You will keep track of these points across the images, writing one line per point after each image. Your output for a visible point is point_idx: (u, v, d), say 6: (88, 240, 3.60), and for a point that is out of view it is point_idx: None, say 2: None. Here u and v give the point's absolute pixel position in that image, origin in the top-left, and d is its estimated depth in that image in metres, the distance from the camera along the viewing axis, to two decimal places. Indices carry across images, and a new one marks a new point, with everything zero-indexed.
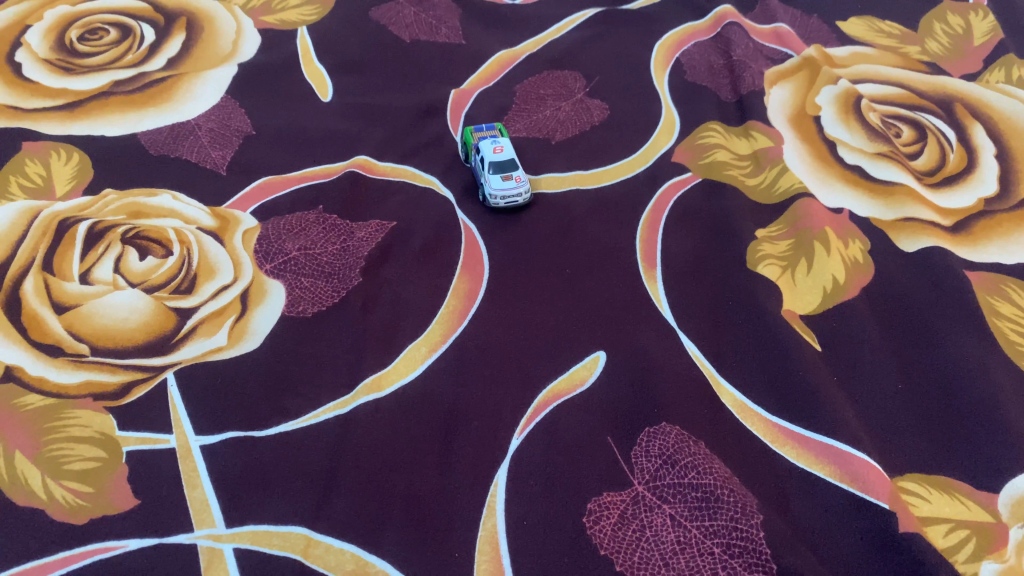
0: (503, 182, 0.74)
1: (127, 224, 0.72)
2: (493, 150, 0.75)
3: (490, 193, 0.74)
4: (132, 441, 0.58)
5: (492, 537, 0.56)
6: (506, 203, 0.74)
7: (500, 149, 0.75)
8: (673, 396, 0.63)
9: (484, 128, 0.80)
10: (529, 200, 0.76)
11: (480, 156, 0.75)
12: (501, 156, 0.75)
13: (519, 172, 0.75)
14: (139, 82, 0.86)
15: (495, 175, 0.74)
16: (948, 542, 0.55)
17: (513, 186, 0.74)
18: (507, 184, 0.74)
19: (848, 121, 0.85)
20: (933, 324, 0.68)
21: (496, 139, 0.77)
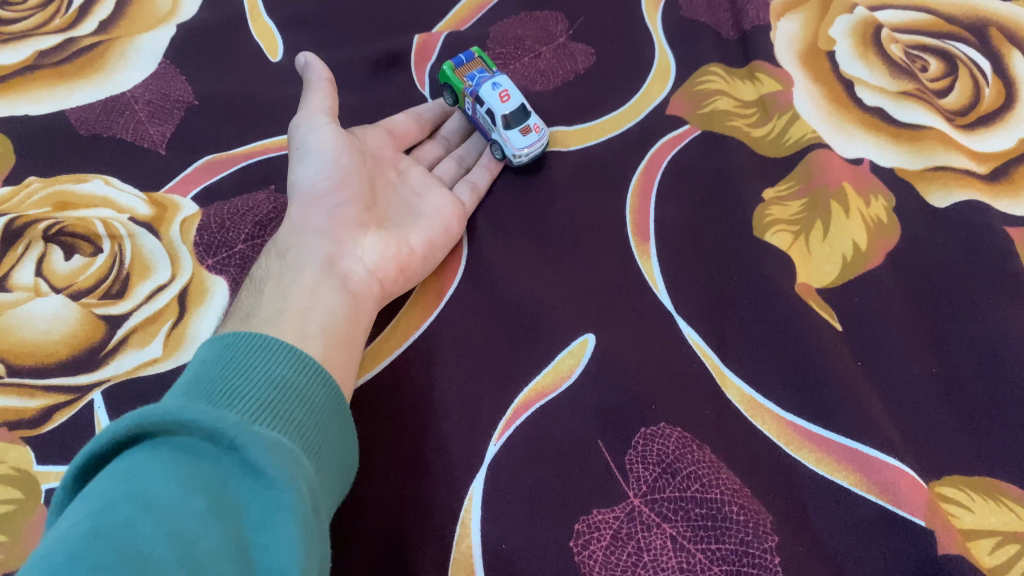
0: (523, 137, 0.65)
1: (51, 217, 0.63)
2: (500, 99, 0.65)
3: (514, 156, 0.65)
4: (54, 477, 0.51)
5: (467, 561, 0.48)
6: (530, 159, 0.67)
7: (506, 96, 0.65)
8: (673, 393, 0.55)
9: (464, 63, 0.69)
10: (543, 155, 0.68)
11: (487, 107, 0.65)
12: (511, 105, 0.65)
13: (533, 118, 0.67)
14: (66, 51, 0.76)
15: (514, 131, 0.65)
16: (995, 560, 0.47)
17: (534, 139, 0.66)
18: (529, 139, 0.65)
19: (867, 56, 0.75)
20: (971, 294, 0.59)
21: (496, 81, 0.66)
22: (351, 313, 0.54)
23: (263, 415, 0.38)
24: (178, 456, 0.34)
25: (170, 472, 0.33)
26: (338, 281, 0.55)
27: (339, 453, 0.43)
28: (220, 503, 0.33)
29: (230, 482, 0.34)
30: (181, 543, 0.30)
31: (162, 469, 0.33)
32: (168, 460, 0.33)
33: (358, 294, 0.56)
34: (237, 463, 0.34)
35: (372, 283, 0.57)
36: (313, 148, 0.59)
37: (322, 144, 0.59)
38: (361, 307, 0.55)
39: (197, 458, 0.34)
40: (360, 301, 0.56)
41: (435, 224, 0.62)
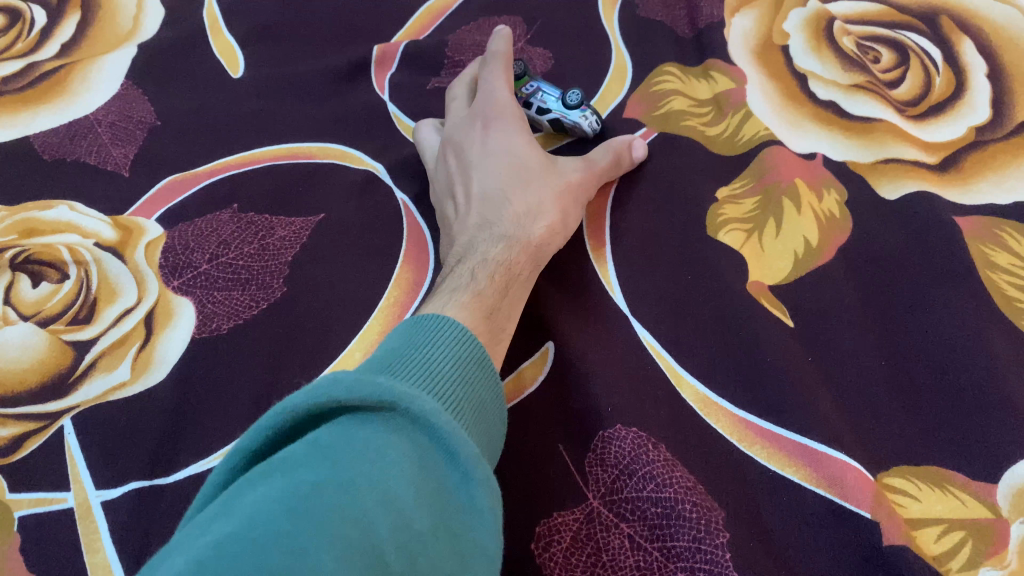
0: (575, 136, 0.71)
1: (18, 245, 0.65)
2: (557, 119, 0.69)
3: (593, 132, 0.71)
4: (26, 504, 0.53)
5: None
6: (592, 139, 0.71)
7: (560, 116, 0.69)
8: (630, 395, 0.56)
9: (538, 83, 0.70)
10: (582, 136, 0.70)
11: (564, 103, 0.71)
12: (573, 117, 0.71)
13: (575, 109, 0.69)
14: (29, 77, 0.77)
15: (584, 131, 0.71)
16: (940, 548, 0.49)
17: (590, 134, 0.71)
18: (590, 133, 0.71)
19: (820, 49, 0.76)
20: (919, 285, 0.60)
21: (539, 102, 0.69)
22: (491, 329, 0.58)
23: (460, 396, 0.40)
24: (404, 438, 0.34)
25: (398, 465, 0.32)
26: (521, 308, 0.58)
27: (496, 443, 0.43)
28: (444, 514, 0.33)
29: (449, 492, 0.34)
30: (398, 546, 0.29)
31: (394, 460, 0.32)
32: (390, 437, 0.33)
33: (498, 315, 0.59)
34: (455, 469, 0.34)
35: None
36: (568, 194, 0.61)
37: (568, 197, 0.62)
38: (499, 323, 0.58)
39: (417, 451, 0.34)
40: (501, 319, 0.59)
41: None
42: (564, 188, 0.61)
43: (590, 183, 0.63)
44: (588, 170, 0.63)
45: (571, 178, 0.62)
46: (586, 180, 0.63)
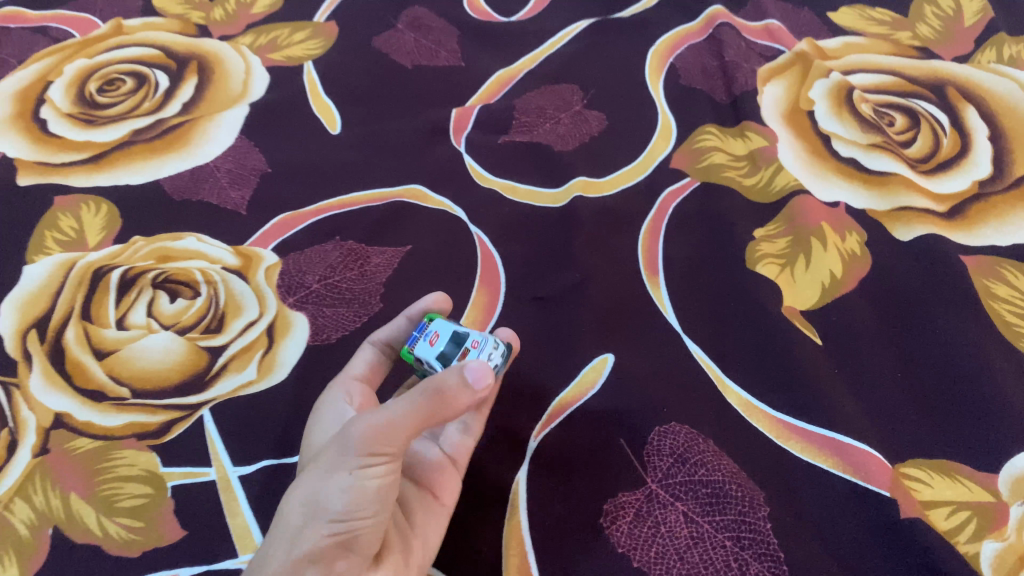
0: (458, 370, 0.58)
1: (157, 268, 0.76)
2: (427, 343, 0.59)
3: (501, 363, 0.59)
4: (177, 475, 0.63)
5: (515, 530, 0.60)
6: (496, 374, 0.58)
7: (436, 337, 0.59)
8: (682, 398, 0.66)
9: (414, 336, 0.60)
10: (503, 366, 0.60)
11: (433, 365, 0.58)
12: (438, 347, 0.58)
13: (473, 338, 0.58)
14: (157, 129, 0.90)
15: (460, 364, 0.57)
16: (950, 523, 0.57)
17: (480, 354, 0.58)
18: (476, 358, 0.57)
19: (842, 114, 0.87)
20: (931, 312, 0.70)
21: (427, 328, 0.60)
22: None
23: None
24: None
25: None
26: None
27: None
28: None
29: None
30: None
31: None
32: None
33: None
34: None
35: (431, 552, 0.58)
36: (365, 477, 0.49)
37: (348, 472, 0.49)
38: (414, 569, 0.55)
39: None
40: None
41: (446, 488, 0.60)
42: (344, 474, 0.49)
43: (390, 439, 0.49)
44: (371, 421, 0.49)
45: (351, 458, 0.49)
46: (411, 421, 0.50)
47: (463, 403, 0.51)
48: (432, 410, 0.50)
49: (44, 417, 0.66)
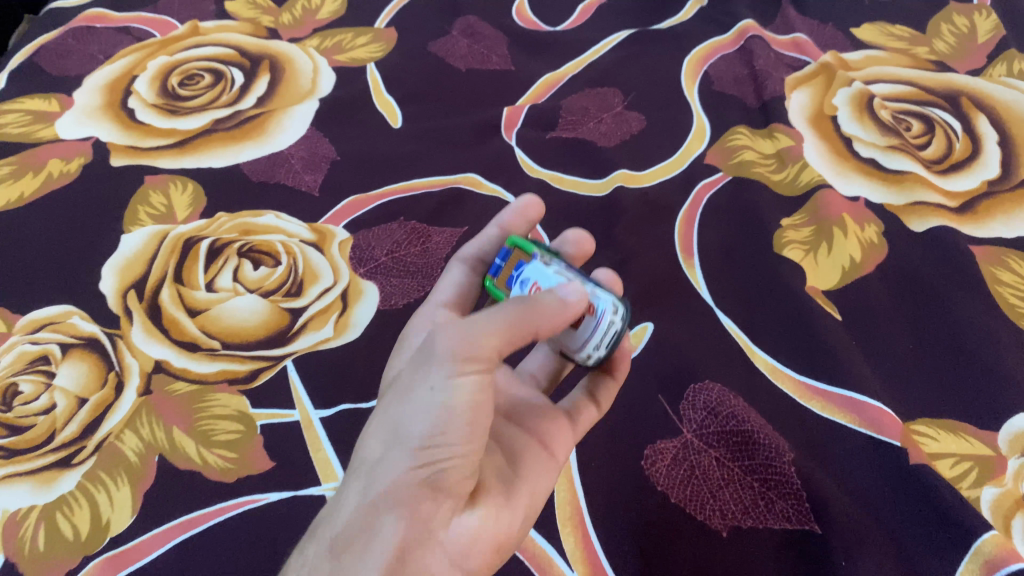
0: (576, 330, 0.57)
1: (241, 240, 0.84)
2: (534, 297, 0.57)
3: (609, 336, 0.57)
4: (265, 416, 0.71)
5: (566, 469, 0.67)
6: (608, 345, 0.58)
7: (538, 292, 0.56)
8: (715, 363, 0.73)
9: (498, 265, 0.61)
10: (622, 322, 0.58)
11: None
12: None
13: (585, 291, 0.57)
14: (235, 120, 0.99)
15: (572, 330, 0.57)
16: (954, 472, 0.64)
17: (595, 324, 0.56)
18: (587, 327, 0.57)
19: (863, 119, 0.95)
20: (941, 293, 0.77)
21: (522, 277, 0.58)
22: (475, 554, 0.52)
23: None
24: None
25: None
26: (490, 525, 0.53)
27: None
28: None
29: None
30: None
31: None
32: None
33: (471, 546, 0.52)
34: None
35: (540, 497, 0.60)
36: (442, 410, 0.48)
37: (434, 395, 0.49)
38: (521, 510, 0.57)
39: None
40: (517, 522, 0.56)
41: (558, 442, 0.63)
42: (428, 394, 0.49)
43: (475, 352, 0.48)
44: (461, 331, 0.48)
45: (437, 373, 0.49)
46: (496, 342, 0.49)
47: (551, 317, 0.51)
48: (524, 323, 0.49)
49: (145, 363, 0.74)
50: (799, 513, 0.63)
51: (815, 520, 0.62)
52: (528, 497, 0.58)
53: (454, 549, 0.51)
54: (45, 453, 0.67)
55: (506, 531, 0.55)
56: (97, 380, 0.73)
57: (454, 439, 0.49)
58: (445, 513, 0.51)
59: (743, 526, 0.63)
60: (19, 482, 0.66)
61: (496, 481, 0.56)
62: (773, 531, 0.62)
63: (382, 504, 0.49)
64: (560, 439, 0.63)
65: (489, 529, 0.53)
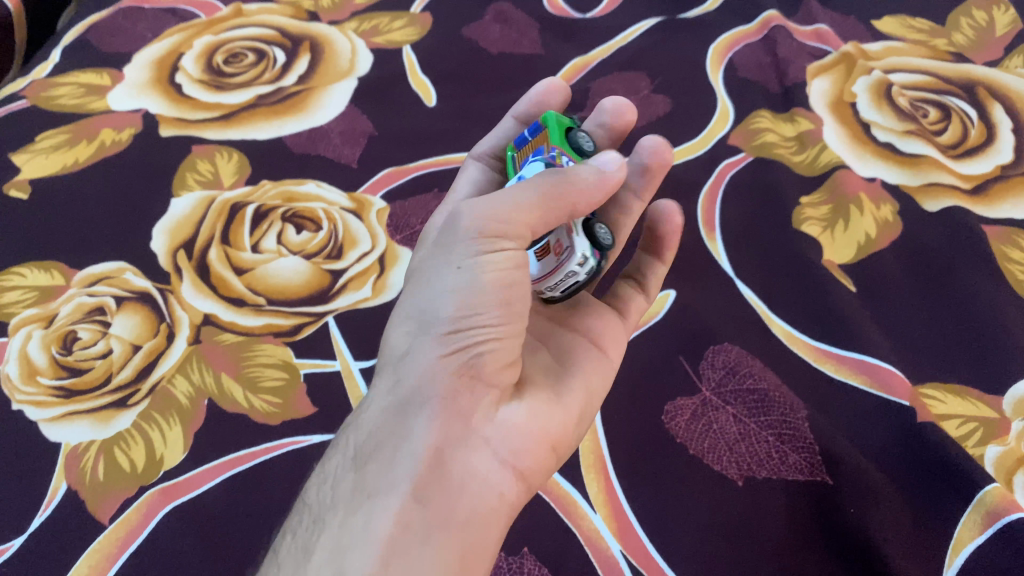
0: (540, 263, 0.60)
1: (284, 206, 0.89)
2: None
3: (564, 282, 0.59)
4: (308, 365, 0.76)
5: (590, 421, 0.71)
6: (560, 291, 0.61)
7: None
8: (734, 329, 0.77)
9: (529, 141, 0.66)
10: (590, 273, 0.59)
11: None
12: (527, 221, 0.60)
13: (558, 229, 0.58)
14: (277, 96, 1.02)
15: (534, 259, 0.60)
16: (960, 431, 0.68)
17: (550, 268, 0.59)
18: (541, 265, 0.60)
19: (881, 105, 0.98)
20: (952, 269, 0.81)
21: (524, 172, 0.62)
22: (522, 449, 0.56)
23: None
24: None
25: None
26: (534, 418, 0.58)
27: None
28: None
29: None
30: None
31: None
32: None
33: (516, 437, 0.56)
34: None
35: (597, 391, 0.65)
36: (477, 298, 0.53)
37: (461, 273, 0.53)
38: (574, 412, 0.62)
39: None
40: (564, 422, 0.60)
41: (604, 335, 0.69)
42: (453, 273, 0.54)
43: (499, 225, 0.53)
44: (484, 206, 0.53)
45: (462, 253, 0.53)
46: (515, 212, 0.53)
47: (586, 191, 0.55)
48: (547, 201, 0.54)
49: (195, 315, 0.78)
50: (811, 465, 0.66)
51: (826, 472, 0.66)
52: (574, 395, 0.62)
53: (501, 440, 0.55)
54: (103, 393, 0.72)
55: (554, 430, 0.59)
56: (150, 329, 0.77)
57: (490, 324, 0.53)
58: (484, 404, 0.55)
59: (758, 477, 0.66)
60: (79, 419, 0.71)
61: (537, 380, 0.61)
62: (786, 483, 0.66)
63: (417, 401, 0.53)
64: (604, 325, 0.69)
65: (536, 420, 0.58)
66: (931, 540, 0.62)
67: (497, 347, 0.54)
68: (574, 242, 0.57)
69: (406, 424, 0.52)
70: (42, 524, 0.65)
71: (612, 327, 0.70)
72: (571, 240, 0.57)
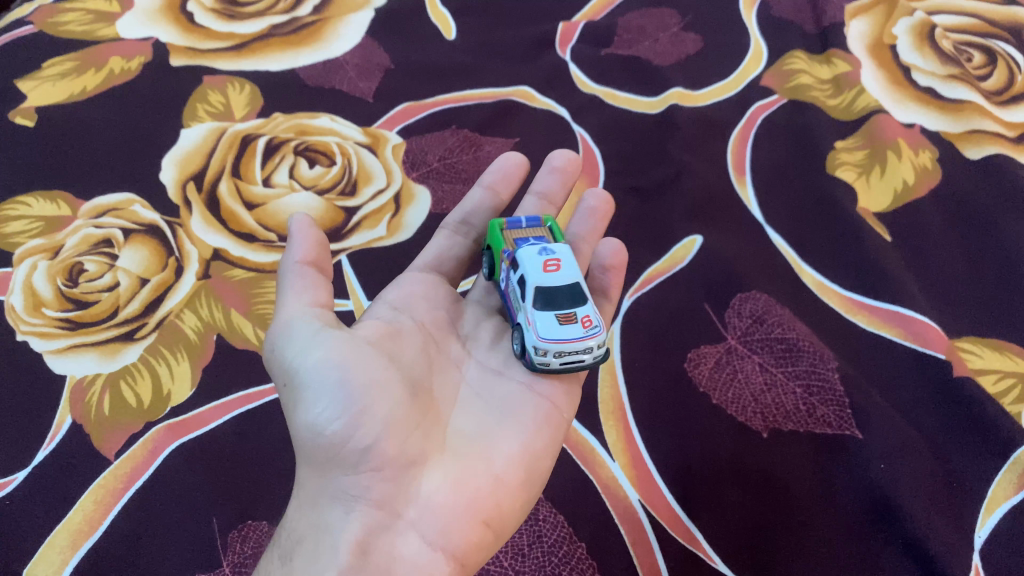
0: (561, 325, 0.55)
1: (297, 140, 0.85)
2: (542, 269, 0.58)
3: (581, 355, 0.54)
4: None
5: (611, 367, 0.68)
6: (560, 363, 0.54)
7: (553, 267, 0.59)
8: (762, 278, 0.74)
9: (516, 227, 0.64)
10: (596, 360, 0.56)
11: (526, 275, 0.57)
12: (553, 281, 0.58)
13: (586, 310, 0.57)
14: (292, 26, 0.98)
15: (552, 317, 0.55)
16: (997, 388, 0.65)
17: (577, 334, 0.55)
18: (567, 330, 0.55)
19: (923, 48, 0.93)
20: (994, 219, 0.77)
21: (547, 250, 0.60)
22: (455, 522, 0.47)
23: None
24: None
25: None
26: (460, 486, 0.48)
27: None
28: None
29: None
30: None
31: None
32: None
33: (446, 511, 0.47)
34: None
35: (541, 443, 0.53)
36: (332, 385, 0.46)
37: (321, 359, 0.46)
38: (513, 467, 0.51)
39: None
40: (509, 479, 0.50)
41: (551, 391, 0.56)
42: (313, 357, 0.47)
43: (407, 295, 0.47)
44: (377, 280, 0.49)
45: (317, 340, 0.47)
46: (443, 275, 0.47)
47: None
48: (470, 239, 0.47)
49: (205, 250, 0.76)
50: (840, 419, 0.64)
51: (856, 427, 0.64)
52: (514, 452, 0.51)
53: (430, 515, 0.47)
54: (109, 326, 0.70)
55: (490, 496, 0.49)
56: (158, 263, 0.75)
57: (361, 404, 0.46)
58: (400, 485, 0.47)
59: (784, 429, 0.64)
60: (84, 352, 0.69)
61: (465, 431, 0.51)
62: (814, 435, 0.63)
63: (325, 497, 0.46)
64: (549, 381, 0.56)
65: (466, 486, 0.48)
66: (962, 499, 0.60)
67: (383, 426, 0.46)
68: (602, 330, 0.57)
69: (319, 521, 0.45)
70: (46, 458, 0.63)
71: (559, 389, 0.56)
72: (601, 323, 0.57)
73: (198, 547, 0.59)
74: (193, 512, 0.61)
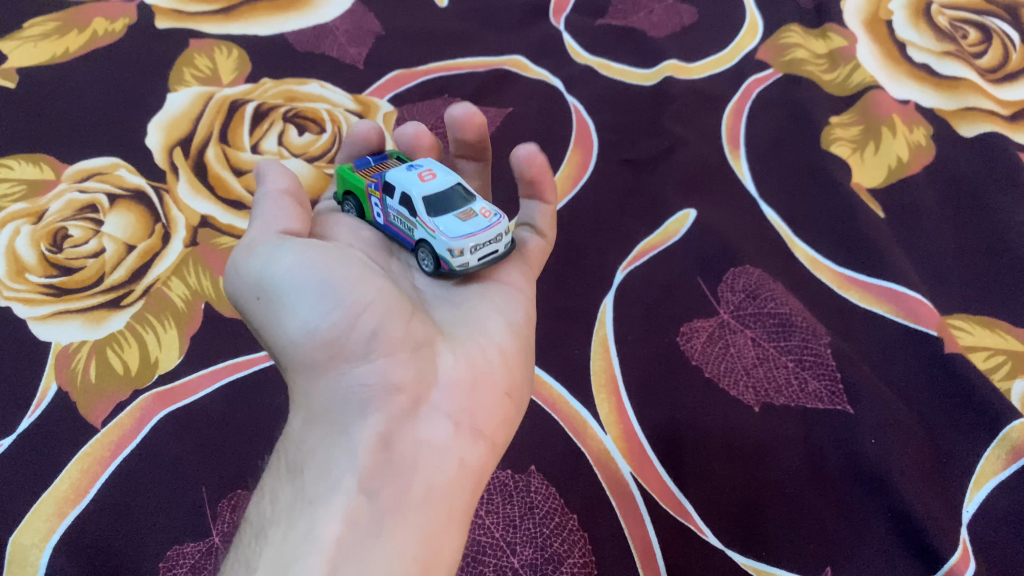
0: (464, 223, 0.54)
1: (286, 106, 0.84)
2: (419, 181, 0.57)
3: (495, 244, 0.54)
4: None
5: (603, 341, 0.68)
6: (477, 257, 0.53)
7: (428, 177, 0.58)
8: (756, 253, 0.74)
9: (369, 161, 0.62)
10: (507, 249, 0.56)
11: (405, 192, 0.56)
12: (433, 186, 0.57)
13: (477, 205, 0.57)
14: None
15: (450, 219, 0.54)
16: (987, 364, 0.66)
17: (482, 227, 0.54)
18: (468, 225, 0.54)
19: (919, 24, 0.92)
20: (988, 198, 0.77)
21: (411, 167, 0.59)
22: (472, 396, 0.47)
23: None
24: None
25: None
26: (473, 362, 0.49)
27: None
28: None
29: None
30: None
31: None
32: None
33: (461, 390, 0.47)
34: None
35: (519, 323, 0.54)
36: (316, 279, 0.43)
37: (298, 262, 0.44)
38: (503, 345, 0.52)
39: None
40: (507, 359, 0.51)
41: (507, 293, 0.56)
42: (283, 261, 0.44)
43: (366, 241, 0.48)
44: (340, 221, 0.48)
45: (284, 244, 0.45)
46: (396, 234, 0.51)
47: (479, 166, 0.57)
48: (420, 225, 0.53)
49: (191, 217, 0.75)
50: (832, 394, 0.64)
51: (848, 401, 0.64)
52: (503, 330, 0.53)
53: (436, 403, 0.46)
54: (95, 293, 0.69)
55: (497, 373, 0.50)
56: (144, 229, 0.73)
57: (352, 292, 0.44)
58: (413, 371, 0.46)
59: (775, 403, 0.64)
60: (69, 318, 0.68)
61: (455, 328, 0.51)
62: (805, 408, 0.64)
63: (331, 400, 0.44)
64: (501, 302, 0.55)
65: (470, 368, 0.49)
66: (950, 476, 0.60)
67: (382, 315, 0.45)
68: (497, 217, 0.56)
69: (329, 427, 0.43)
70: (31, 425, 0.62)
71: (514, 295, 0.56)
72: (495, 212, 0.57)
73: (185, 517, 0.59)
74: (181, 482, 0.60)
